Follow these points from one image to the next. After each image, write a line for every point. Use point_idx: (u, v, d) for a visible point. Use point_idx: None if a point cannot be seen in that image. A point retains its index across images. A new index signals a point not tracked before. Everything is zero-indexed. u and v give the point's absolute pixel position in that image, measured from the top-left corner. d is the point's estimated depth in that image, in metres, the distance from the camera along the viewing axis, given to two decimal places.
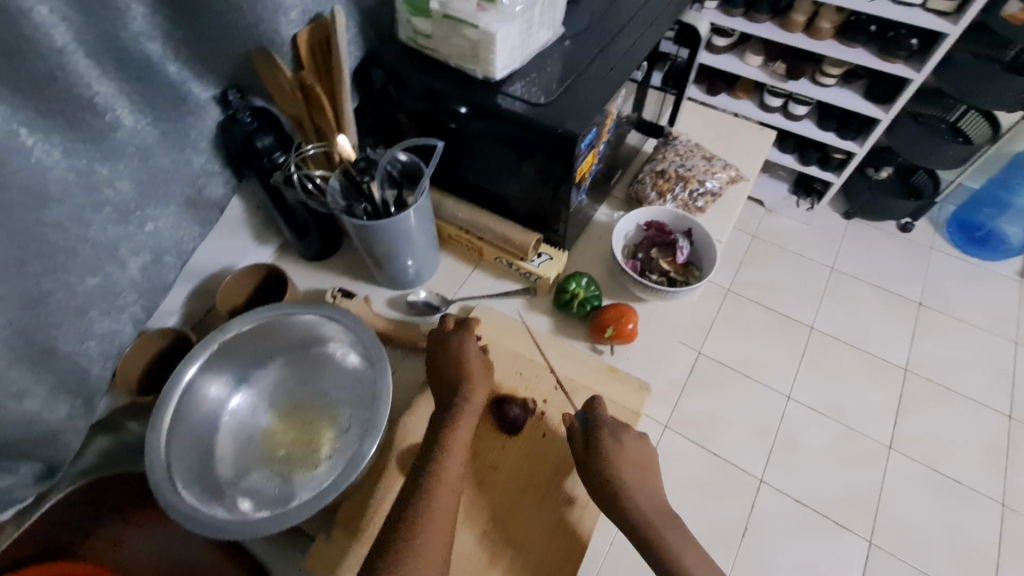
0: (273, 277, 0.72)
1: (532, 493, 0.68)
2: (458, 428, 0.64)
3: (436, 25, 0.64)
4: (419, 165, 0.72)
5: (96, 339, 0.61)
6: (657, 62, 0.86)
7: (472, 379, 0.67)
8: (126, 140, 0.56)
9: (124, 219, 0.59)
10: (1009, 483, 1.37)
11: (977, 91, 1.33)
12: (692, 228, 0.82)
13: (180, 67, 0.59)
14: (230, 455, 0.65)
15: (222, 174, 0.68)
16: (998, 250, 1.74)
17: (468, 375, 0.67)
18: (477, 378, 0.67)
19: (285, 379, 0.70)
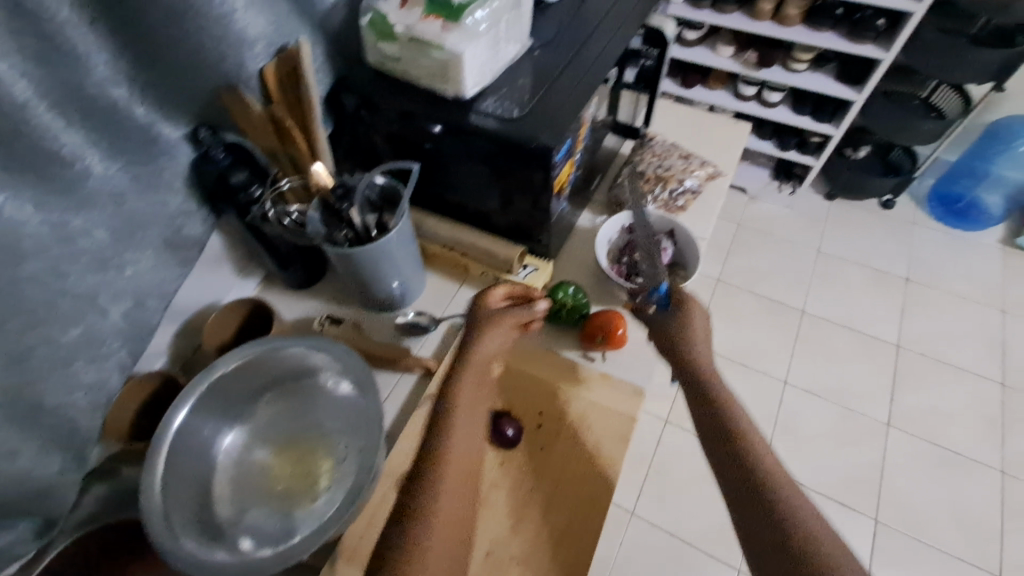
0: (260, 311, 0.72)
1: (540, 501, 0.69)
2: (472, 371, 0.65)
3: (403, 48, 0.64)
4: (398, 187, 0.71)
5: (83, 389, 0.61)
6: (627, 62, 0.86)
7: (485, 328, 0.68)
8: (98, 187, 0.56)
9: (103, 266, 0.59)
10: (1007, 451, 1.39)
11: (948, 64, 1.35)
12: (674, 229, 0.83)
13: (148, 109, 0.58)
14: (228, 494, 0.64)
15: (199, 212, 0.67)
16: (978, 221, 1.76)
17: (481, 322, 0.69)
18: (494, 326, 0.69)
19: (278, 413, 0.69)
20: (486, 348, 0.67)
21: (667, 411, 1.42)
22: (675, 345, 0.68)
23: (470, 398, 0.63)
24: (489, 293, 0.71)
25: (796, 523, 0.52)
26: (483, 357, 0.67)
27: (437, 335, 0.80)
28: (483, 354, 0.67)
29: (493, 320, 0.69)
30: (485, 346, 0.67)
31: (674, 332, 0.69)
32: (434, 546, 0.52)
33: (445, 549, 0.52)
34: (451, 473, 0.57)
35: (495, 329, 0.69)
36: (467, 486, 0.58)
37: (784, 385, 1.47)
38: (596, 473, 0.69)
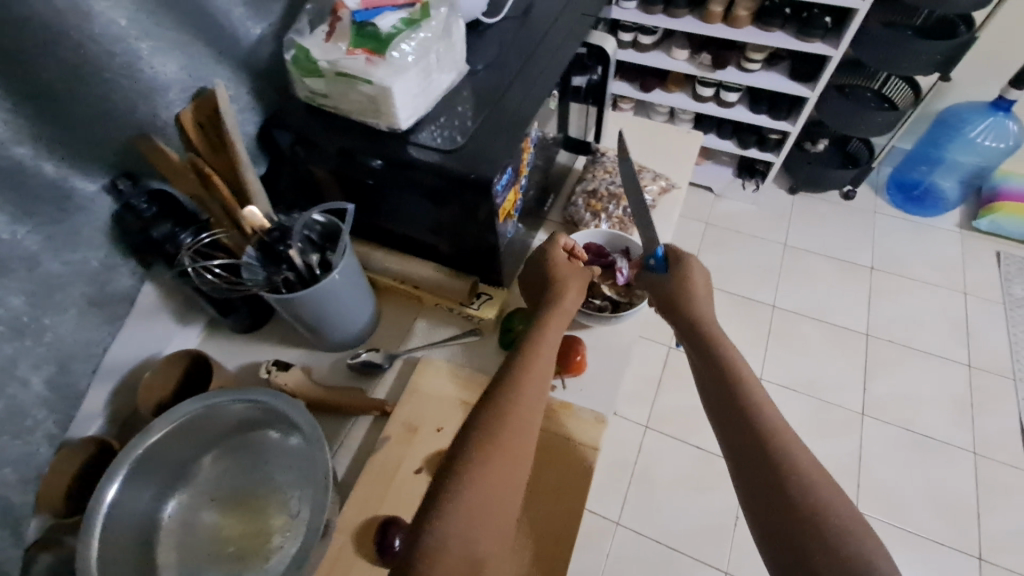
0: (198, 363, 0.68)
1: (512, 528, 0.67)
2: (555, 321, 0.63)
3: (330, 83, 0.62)
4: (338, 224, 0.68)
5: (8, 464, 0.57)
6: (573, 67, 0.82)
7: (566, 280, 0.68)
8: (7, 253, 0.52)
9: (19, 334, 0.55)
10: (978, 431, 1.41)
11: (895, 58, 1.37)
12: (629, 247, 0.81)
13: (58, 164, 0.54)
14: (174, 560, 0.61)
15: (127, 265, 0.64)
16: (936, 207, 1.79)
17: (562, 281, 0.68)
18: (573, 282, 0.68)
19: (227, 469, 0.66)
20: (567, 301, 0.66)
21: (646, 416, 1.41)
22: (684, 307, 0.66)
23: (551, 348, 0.60)
24: (556, 244, 0.72)
25: (806, 494, 0.49)
26: (566, 305, 0.66)
27: (392, 373, 0.77)
28: (566, 306, 0.66)
29: (568, 274, 0.69)
30: (566, 300, 0.66)
31: (683, 298, 0.66)
32: (474, 496, 0.47)
33: (486, 500, 0.47)
34: (515, 418, 0.52)
35: (575, 282, 0.69)
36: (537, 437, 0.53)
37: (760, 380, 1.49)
38: (561, 504, 0.68)
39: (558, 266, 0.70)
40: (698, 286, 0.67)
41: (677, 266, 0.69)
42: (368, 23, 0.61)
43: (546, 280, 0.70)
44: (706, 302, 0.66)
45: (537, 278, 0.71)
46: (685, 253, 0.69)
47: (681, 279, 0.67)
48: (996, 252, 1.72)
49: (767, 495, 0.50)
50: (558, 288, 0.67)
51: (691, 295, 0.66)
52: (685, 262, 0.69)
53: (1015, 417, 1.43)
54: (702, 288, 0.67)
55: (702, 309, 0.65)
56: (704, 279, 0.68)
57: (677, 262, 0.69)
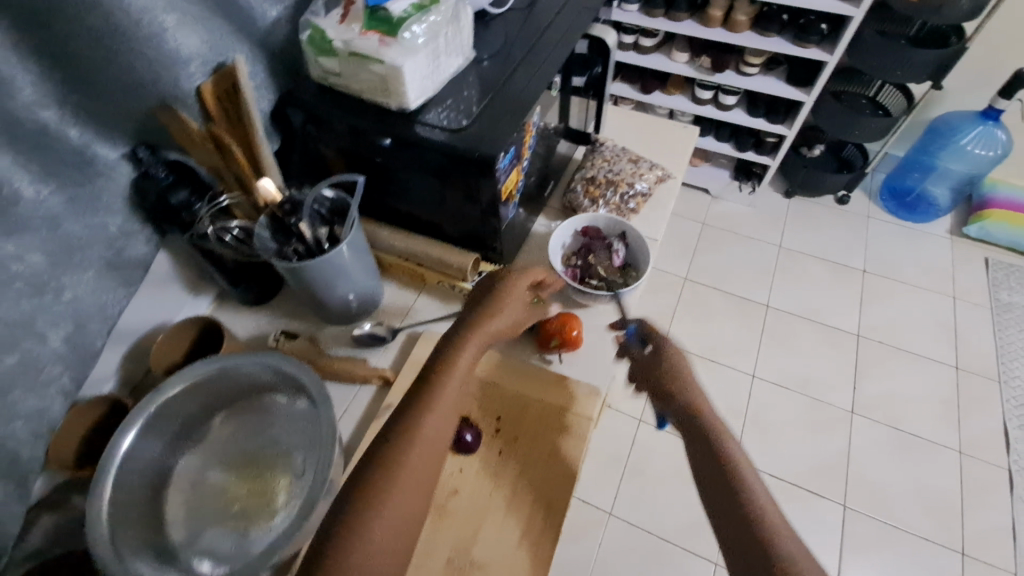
0: (207, 331, 0.71)
1: (509, 493, 0.69)
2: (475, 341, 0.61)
3: (343, 63, 0.65)
4: (347, 200, 0.71)
5: (21, 418, 0.58)
6: (574, 64, 0.85)
7: (502, 304, 0.64)
8: (30, 212, 0.54)
9: (38, 291, 0.57)
10: (964, 431, 1.45)
11: (889, 65, 1.41)
12: (625, 231, 0.84)
13: (82, 130, 0.57)
14: (181, 517, 0.63)
15: (143, 232, 0.66)
16: (928, 213, 1.83)
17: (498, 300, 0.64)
18: (504, 306, 0.64)
19: (234, 432, 0.69)
20: (490, 324, 0.63)
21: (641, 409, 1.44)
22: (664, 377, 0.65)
23: (459, 381, 0.58)
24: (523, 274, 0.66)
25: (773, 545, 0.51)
26: (484, 329, 0.62)
27: (394, 346, 0.80)
28: (487, 328, 0.62)
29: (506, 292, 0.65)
30: (489, 322, 0.63)
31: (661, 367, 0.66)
32: (382, 542, 0.48)
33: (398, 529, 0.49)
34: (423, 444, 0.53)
35: (510, 308, 0.65)
36: (430, 474, 0.53)
37: (754, 377, 1.52)
38: (554, 473, 0.70)
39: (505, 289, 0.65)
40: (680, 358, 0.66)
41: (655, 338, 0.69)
42: (380, 8, 0.64)
43: (480, 298, 0.66)
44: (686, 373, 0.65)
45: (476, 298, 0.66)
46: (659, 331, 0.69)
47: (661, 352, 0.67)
48: (985, 258, 1.76)
49: (747, 573, 0.51)
50: (485, 309, 0.64)
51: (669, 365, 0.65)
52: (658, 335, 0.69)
53: (1000, 418, 1.46)
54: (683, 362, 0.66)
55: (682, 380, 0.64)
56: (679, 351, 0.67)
57: (649, 335, 0.69)
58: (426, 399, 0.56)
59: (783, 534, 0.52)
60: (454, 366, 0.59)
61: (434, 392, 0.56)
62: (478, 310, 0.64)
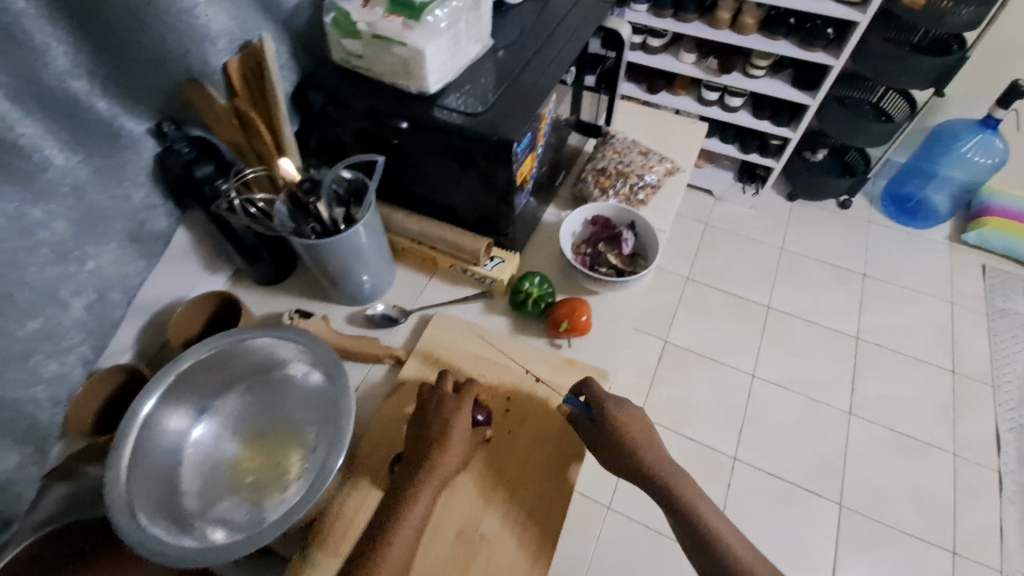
0: (225, 305, 0.72)
1: (516, 471, 0.70)
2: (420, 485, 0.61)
3: (366, 45, 0.66)
4: (364, 180, 0.73)
5: (42, 382, 0.59)
6: (586, 65, 0.89)
7: (447, 447, 0.63)
8: (58, 179, 0.55)
9: (62, 260, 0.58)
10: (958, 433, 1.46)
11: (893, 72, 1.42)
12: (635, 221, 0.85)
13: (109, 102, 0.58)
14: (196, 487, 0.64)
15: (164, 206, 0.67)
16: (928, 219, 1.84)
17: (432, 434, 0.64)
18: (451, 444, 0.64)
19: (248, 406, 0.69)
20: (442, 466, 0.63)
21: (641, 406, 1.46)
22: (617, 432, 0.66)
23: (411, 535, 0.59)
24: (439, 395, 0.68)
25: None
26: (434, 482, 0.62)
27: (406, 327, 0.81)
28: (435, 480, 0.62)
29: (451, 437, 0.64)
30: (438, 466, 0.62)
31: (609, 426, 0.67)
32: None
33: None
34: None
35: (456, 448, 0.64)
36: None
37: (753, 376, 1.52)
38: (561, 454, 0.71)
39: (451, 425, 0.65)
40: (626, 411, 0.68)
41: (603, 396, 0.68)
42: None
43: (422, 435, 0.65)
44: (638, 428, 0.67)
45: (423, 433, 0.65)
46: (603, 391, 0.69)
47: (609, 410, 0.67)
48: (982, 265, 1.78)
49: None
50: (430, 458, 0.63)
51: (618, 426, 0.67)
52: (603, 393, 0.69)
53: (993, 422, 1.48)
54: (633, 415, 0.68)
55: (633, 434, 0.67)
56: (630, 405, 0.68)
57: (593, 396, 0.69)
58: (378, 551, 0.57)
59: (729, 536, 0.63)
60: (407, 516, 0.59)
61: (385, 551, 0.57)
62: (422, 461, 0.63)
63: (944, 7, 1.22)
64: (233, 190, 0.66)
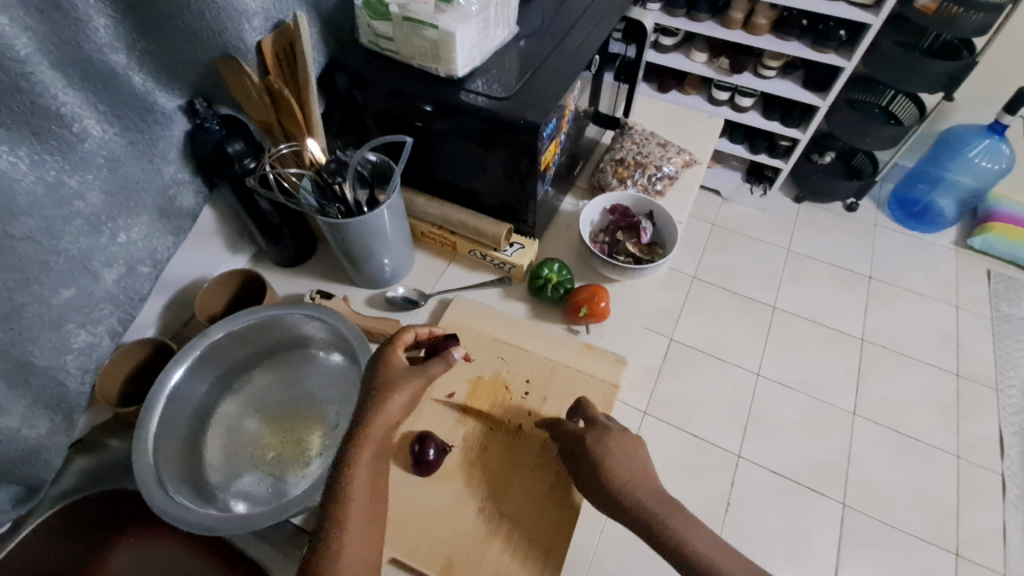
0: (249, 282, 0.74)
1: (535, 453, 0.70)
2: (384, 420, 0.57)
3: (397, 28, 0.67)
4: (389, 163, 0.73)
5: (73, 351, 0.60)
6: (608, 57, 0.90)
7: (386, 391, 0.57)
8: (94, 150, 0.56)
9: (95, 231, 0.58)
10: (963, 436, 1.44)
11: (902, 75, 1.42)
12: (653, 210, 0.87)
13: (145, 77, 0.59)
14: (218, 460, 0.65)
15: (192, 183, 0.68)
16: (934, 223, 1.84)
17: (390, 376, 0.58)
18: (399, 389, 0.58)
19: (269, 383, 0.71)
20: (388, 412, 0.57)
21: (644, 402, 1.46)
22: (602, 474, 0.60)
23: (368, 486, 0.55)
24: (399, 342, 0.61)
25: None
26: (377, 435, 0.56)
27: (426, 310, 0.82)
28: (381, 425, 0.56)
29: (400, 384, 0.58)
30: (384, 413, 0.57)
31: (593, 465, 0.61)
32: None
33: None
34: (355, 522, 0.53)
35: (399, 395, 0.57)
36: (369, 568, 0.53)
37: (757, 376, 1.51)
38: None
39: (390, 368, 0.59)
40: (615, 434, 0.63)
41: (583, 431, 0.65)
42: None
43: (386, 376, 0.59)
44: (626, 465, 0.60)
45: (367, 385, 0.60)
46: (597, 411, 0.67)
47: (589, 448, 0.63)
48: (987, 270, 1.77)
49: None
50: (379, 404, 0.57)
51: (600, 462, 0.61)
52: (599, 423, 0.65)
53: (997, 425, 1.47)
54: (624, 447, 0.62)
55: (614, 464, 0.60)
56: (622, 437, 0.63)
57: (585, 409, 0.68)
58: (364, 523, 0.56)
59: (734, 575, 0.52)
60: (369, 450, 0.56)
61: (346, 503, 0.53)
62: (368, 407, 0.57)
63: (955, 13, 1.23)
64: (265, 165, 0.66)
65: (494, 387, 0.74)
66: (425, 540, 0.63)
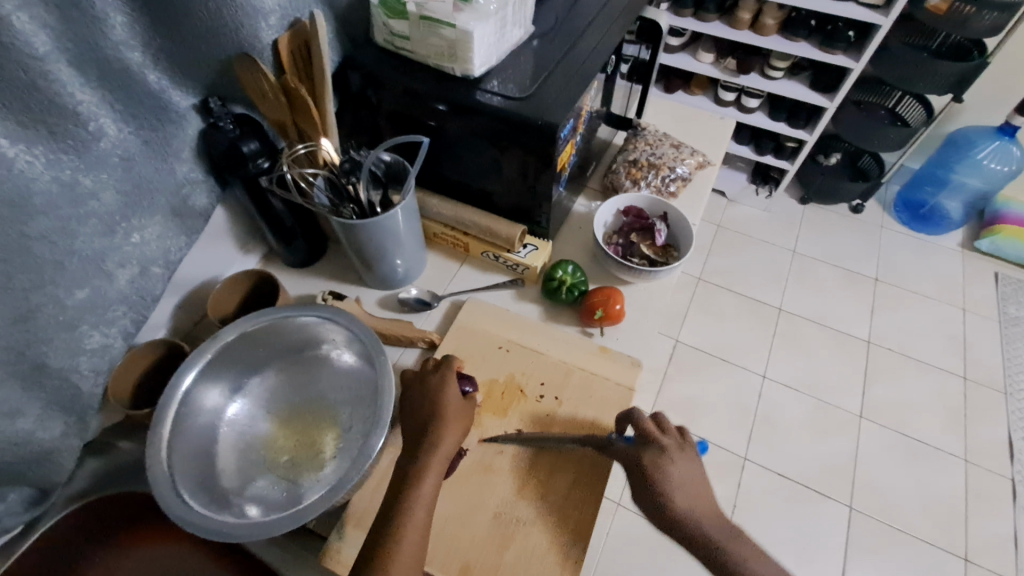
0: (262, 283, 0.73)
1: (553, 457, 0.69)
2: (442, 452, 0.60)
3: (413, 27, 0.67)
4: (404, 164, 0.72)
5: (87, 353, 0.59)
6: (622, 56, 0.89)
7: (447, 423, 0.62)
8: (109, 150, 0.55)
9: (110, 231, 0.58)
10: (970, 440, 1.44)
11: (913, 76, 1.40)
12: (668, 212, 0.86)
13: (160, 75, 0.59)
14: (232, 464, 0.64)
15: (205, 183, 0.67)
16: (940, 225, 1.82)
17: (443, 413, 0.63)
18: (451, 422, 0.62)
19: (282, 386, 0.70)
20: (444, 446, 0.60)
21: (651, 405, 1.45)
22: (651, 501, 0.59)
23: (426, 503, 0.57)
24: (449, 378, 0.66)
25: None
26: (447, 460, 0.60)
27: (439, 312, 0.82)
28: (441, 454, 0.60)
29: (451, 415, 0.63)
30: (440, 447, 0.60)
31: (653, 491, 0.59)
32: None
33: None
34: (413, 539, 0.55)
35: (456, 425, 0.63)
36: None
37: (763, 377, 1.50)
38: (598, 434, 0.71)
39: (444, 402, 0.63)
40: (676, 467, 0.60)
41: (637, 448, 0.63)
42: None
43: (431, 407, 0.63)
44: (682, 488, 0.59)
45: (412, 414, 0.64)
46: (653, 427, 0.63)
47: (646, 468, 0.60)
48: (994, 272, 1.76)
49: None
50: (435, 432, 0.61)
51: (662, 487, 0.59)
52: (658, 443, 0.62)
53: (1005, 429, 1.46)
54: (680, 472, 0.60)
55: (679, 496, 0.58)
56: (681, 458, 0.62)
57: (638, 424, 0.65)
58: (397, 525, 0.55)
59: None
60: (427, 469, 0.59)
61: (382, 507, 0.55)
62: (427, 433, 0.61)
63: (967, 13, 1.22)
64: (282, 166, 0.66)
65: (508, 389, 0.74)
66: (444, 546, 0.62)
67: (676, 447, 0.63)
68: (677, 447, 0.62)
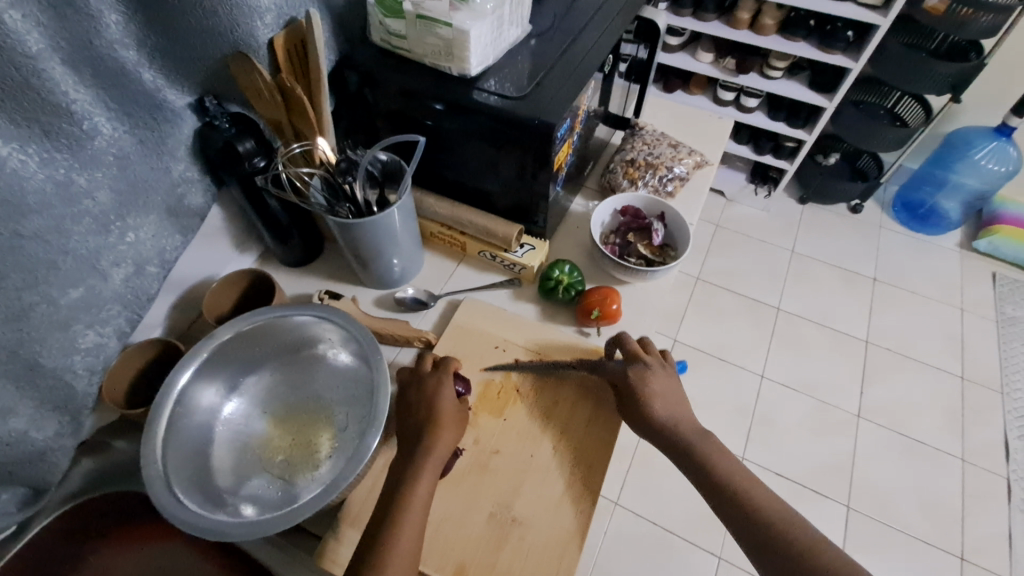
0: (257, 283, 0.73)
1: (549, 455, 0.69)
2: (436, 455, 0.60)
3: (409, 26, 0.66)
4: (400, 163, 0.72)
5: (81, 352, 0.59)
6: (620, 56, 0.89)
7: (443, 426, 0.62)
8: (104, 148, 0.55)
9: (104, 229, 0.57)
10: (968, 440, 1.44)
11: (911, 75, 1.40)
12: (665, 212, 0.86)
13: (155, 74, 0.58)
14: (226, 464, 0.64)
15: (201, 182, 0.67)
16: (939, 225, 1.82)
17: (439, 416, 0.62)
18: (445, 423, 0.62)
19: (277, 385, 0.70)
20: (440, 448, 0.61)
21: None
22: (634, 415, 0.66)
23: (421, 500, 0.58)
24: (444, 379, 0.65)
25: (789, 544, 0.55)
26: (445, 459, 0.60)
27: (435, 311, 0.82)
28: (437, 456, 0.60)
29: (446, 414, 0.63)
30: (436, 449, 0.61)
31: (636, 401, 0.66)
32: None
33: None
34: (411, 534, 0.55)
35: (451, 426, 0.63)
36: None
37: (761, 377, 1.50)
38: (593, 434, 0.71)
39: (440, 404, 0.63)
40: (656, 383, 0.67)
41: (626, 366, 0.69)
42: None
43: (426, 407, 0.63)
44: (663, 400, 0.66)
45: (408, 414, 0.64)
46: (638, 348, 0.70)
47: (632, 383, 0.67)
48: (992, 272, 1.76)
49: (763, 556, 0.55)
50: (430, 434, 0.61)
51: (646, 399, 0.66)
52: (642, 361, 0.69)
53: (1002, 429, 1.46)
54: (661, 385, 0.67)
55: (660, 408, 0.65)
56: (662, 374, 0.68)
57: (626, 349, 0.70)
58: (391, 524, 0.55)
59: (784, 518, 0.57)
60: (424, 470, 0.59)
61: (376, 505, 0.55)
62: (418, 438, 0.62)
63: (963, 15, 1.22)
64: (278, 165, 0.65)
65: (504, 389, 0.74)
66: (438, 547, 0.62)
67: (659, 365, 0.69)
68: (660, 366, 0.69)
